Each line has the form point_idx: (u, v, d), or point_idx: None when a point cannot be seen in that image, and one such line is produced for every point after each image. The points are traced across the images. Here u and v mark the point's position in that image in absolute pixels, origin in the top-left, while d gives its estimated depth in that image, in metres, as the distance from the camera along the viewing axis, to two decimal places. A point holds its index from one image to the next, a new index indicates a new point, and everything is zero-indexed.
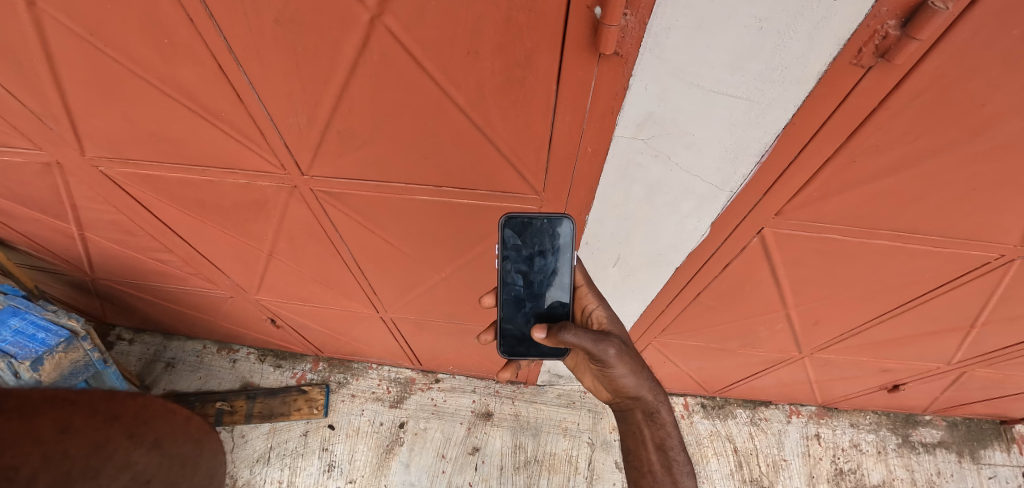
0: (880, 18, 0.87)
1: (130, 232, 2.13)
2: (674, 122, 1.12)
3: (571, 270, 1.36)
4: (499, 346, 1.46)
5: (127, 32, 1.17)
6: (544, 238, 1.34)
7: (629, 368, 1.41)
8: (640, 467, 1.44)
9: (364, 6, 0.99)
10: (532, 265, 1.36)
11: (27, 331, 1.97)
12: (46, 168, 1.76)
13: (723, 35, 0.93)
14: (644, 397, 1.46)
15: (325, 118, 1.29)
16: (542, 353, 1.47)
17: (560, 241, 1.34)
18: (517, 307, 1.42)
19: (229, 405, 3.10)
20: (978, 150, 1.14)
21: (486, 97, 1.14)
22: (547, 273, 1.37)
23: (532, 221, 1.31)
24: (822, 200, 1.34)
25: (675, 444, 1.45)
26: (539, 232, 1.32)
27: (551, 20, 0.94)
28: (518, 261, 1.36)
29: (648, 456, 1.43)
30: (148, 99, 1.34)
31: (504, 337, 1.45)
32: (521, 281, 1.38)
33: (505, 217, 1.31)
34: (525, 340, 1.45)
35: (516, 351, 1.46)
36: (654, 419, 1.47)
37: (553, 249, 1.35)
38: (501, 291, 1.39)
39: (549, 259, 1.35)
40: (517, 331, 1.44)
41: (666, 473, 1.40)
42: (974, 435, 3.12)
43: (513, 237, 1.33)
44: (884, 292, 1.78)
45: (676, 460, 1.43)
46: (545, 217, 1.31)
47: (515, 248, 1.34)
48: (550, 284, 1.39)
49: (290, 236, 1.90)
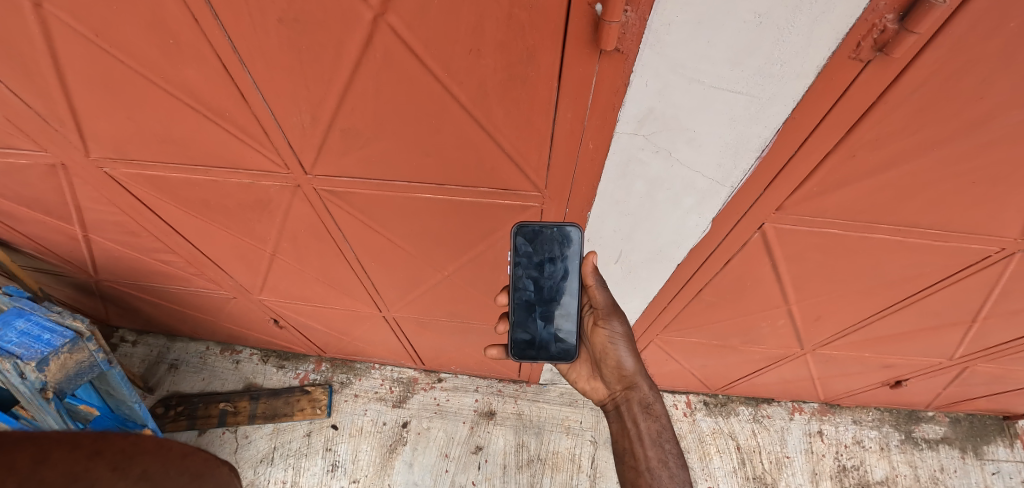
0: (879, 12, 0.87)
1: (133, 233, 2.14)
2: (674, 118, 1.13)
3: (580, 275, 1.39)
4: (509, 348, 1.48)
5: (131, 32, 1.18)
6: (553, 247, 1.37)
7: (629, 349, 1.49)
8: (637, 465, 1.41)
9: (367, 5, 1.01)
10: (543, 269, 1.39)
11: (32, 332, 1.97)
12: (51, 169, 1.77)
13: (723, 30, 0.94)
14: (641, 386, 1.50)
15: (330, 117, 1.30)
16: (552, 358, 1.48)
17: (570, 250, 1.37)
18: (527, 311, 1.44)
19: (232, 406, 3.11)
20: (978, 143, 1.15)
21: (488, 93, 1.15)
22: (557, 279, 1.41)
23: (543, 230, 1.34)
24: (823, 194, 1.35)
25: (670, 437, 1.45)
26: (549, 241, 1.35)
27: (553, 17, 0.95)
28: (528, 268, 1.39)
29: (645, 452, 1.42)
30: (153, 100, 1.36)
31: (515, 342, 1.47)
32: (532, 287, 1.41)
33: (517, 225, 1.35)
34: (535, 343, 1.47)
35: (526, 355, 1.48)
36: (650, 411, 1.48)
37: (564, 256, 1.38)
38: (512, 297, 1.43)
39: (559, 265, 1.38)
40: (527, 336, 1.46)
41: (663, 467, 1.39)
42: (977, 431, 3.12)
43: (524, 244, 1.36)
44: (885, 286, 1.78)
45: (672, 454, 1.42)
46: (555, 226, 1.34)
47: (525, 254, 1.37)
48: (560, 290, 1.42)
49: (294, 235, 1.91)
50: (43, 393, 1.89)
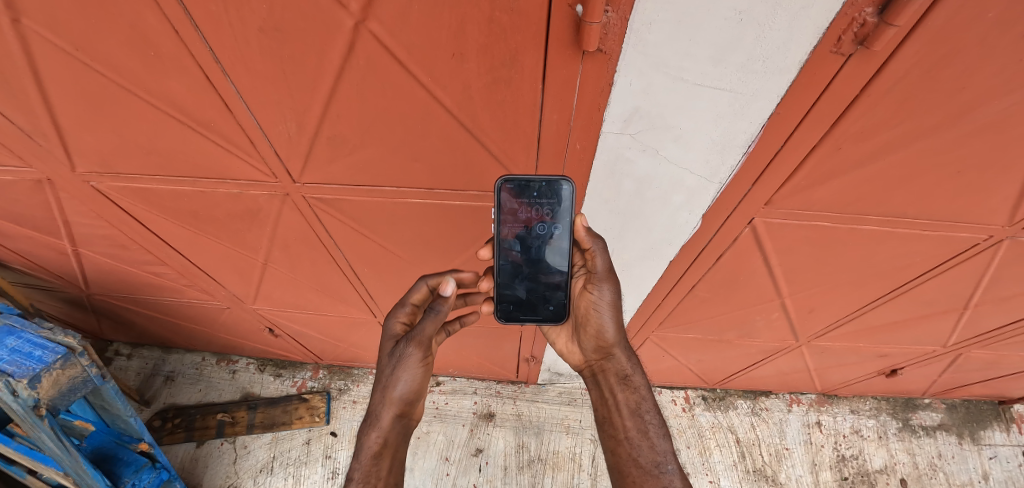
0: (858, 6, 0.88)
1: (123, 246, 2.12)
2: (660, 116, 1.13)
3: (571, 235, 1.29)
4: (494, 310, 1.41)
5: (111, 45, 1.17)
6: (542, 203, 1.26)
7: (613, 316, 1.42)
8: (617, 434, 1.41)
9: (348, 12, 1.00)
10: (530, 229, 1.29)
11: (24, 349, 1.94)
12: (37, 185, 1.76)
13: (705, 28, 0.94)
14: (618, 357, 1.47)
15: (315, 126, 1.29)
16: (540, 319, 1.43)
17: (559, 208, 1.26)
18: (514, 273, 1.37)
19: (230, 416, 3.09)
20: (961, 133, 1.16)
21: (473, 97, 1.15)
22: (545, 239, 1.31)
23: (530, 184, 1.23)
24: (810, 188, 1.35)
25: (650, 408, 1.42)
26: (537, 196, 1.25)
27: (534, 20, 0.95)
28: (512, 225, 1.29)
29: (624, 423, 1.41)
30: (137, 113, 1.35)
31: (501, 303, 1.40)
32: (518, 247, 1.32)
33: (502, 180, 1.22)
34: (524, 305, 1.41)
35: (513, 316, 1.42)
36: (627, 382, 1.45)
37: (552, 214, 1.27)
38: (498, 258, 1.34)
39: (548, 223, 1.28)
40: (515, 297, 1.40)
41: (643, 437, 1.38)
42: (974, 416, 3.14)
43: (510, 201, 1.25)
44: (876, 277, 1.80)
45: (652, 424, 1.41)
46: (543, 180, 1.23)
47: (510, 211, 1.27)
48: (549, 251, 1.33)
49: (284, 244, 1.90)
50: (36, 410, 1.87)
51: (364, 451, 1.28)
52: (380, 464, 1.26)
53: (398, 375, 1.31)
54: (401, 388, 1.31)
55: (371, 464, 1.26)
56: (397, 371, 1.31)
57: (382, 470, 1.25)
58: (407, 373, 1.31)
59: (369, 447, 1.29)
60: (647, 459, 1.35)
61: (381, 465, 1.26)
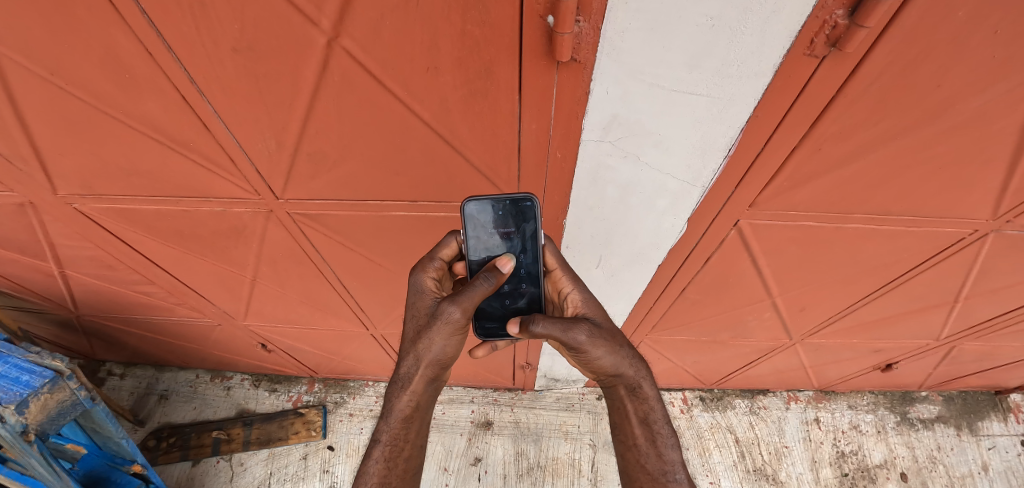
0: (829, 8, 0.88)
1: (110, 267, 2.10)
2: (639, 122, 1.13)
3: (540, 250, 1.28)
4: (475, 328, 1.39)
5: (84, 68, 1.16)
6: (509, 220, 1.26)
7: (603, 350, 1.26)
8: (626, 441, 1.35)
9: (320, 30, 1.00)
10: (500, 246, 1.27)
11: (11, 374, 1.89)
12: (20, 208, 1.74)
13: (677, 35, 0.93)
14: (625, 374, 1.31)
15: (294, 143, 1.29)
16: None
17: (526, 222, 1.25)
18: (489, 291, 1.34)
19: (226, 434, 3.06)
20: (938, 130, 1.16)
21: (450, 110, 1.15)
22: (515, 255, 1.29)
23: (495, 204, 1.23)
24: (794, 188, 1.36)
25: (659, 417, 1.34)
26: (503, 215, 1.25)
27: (506, 32, 0.95)
28: (481, 248, 1.27)
29: (632, 431, 1.34)
30: (115, 135, 1.34)
31: (479, 321, 1.39)
32: None
33: (466, 202, 1.24)
34: (502, 320, 1.38)
35: (493, 333, 1.40)
36: (637, 395, 1.34)
37: (519, 231, 1.27)
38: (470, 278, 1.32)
39: (516, 240, 1.27)
40: (493, 313, 1.37)
41: (651, 446, 1.32)
42: (971, 407, 3.15)
43: (478, 222, 1.25)
44: (862, 275, 1.81)
45: (661, 433, 1.34)
46: (508, 198, 1.23)
47: (478, 234, 1.26)
48: (520, 267, 1.30)
49: (272, 260, 1.88)
50: (25, 436, 1.85)
51: (395, 412, 1.31)
52: (410, 426, 1.31)
53: (436, 340, 1.22)
54: (435, 353, 1.24)
55: (401, 427, 1.31)
56: (436, 336, 1.21)
57: (412, 431, 1.32)
58: (445, 339, 1.22)
59: (400, 409, 1.31)
60: (654, 467, 1.31)
61: (410, 427, 1.32)
